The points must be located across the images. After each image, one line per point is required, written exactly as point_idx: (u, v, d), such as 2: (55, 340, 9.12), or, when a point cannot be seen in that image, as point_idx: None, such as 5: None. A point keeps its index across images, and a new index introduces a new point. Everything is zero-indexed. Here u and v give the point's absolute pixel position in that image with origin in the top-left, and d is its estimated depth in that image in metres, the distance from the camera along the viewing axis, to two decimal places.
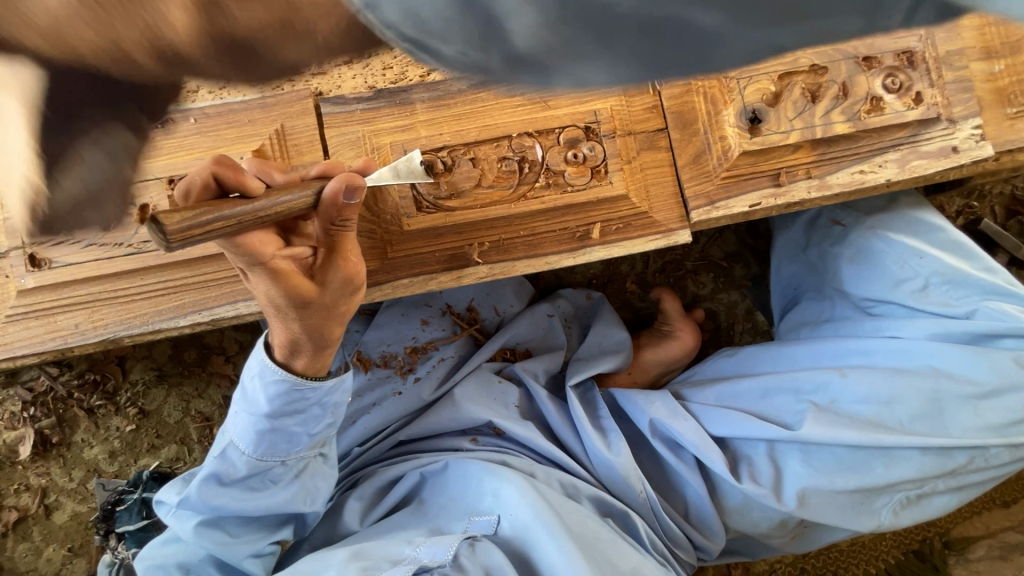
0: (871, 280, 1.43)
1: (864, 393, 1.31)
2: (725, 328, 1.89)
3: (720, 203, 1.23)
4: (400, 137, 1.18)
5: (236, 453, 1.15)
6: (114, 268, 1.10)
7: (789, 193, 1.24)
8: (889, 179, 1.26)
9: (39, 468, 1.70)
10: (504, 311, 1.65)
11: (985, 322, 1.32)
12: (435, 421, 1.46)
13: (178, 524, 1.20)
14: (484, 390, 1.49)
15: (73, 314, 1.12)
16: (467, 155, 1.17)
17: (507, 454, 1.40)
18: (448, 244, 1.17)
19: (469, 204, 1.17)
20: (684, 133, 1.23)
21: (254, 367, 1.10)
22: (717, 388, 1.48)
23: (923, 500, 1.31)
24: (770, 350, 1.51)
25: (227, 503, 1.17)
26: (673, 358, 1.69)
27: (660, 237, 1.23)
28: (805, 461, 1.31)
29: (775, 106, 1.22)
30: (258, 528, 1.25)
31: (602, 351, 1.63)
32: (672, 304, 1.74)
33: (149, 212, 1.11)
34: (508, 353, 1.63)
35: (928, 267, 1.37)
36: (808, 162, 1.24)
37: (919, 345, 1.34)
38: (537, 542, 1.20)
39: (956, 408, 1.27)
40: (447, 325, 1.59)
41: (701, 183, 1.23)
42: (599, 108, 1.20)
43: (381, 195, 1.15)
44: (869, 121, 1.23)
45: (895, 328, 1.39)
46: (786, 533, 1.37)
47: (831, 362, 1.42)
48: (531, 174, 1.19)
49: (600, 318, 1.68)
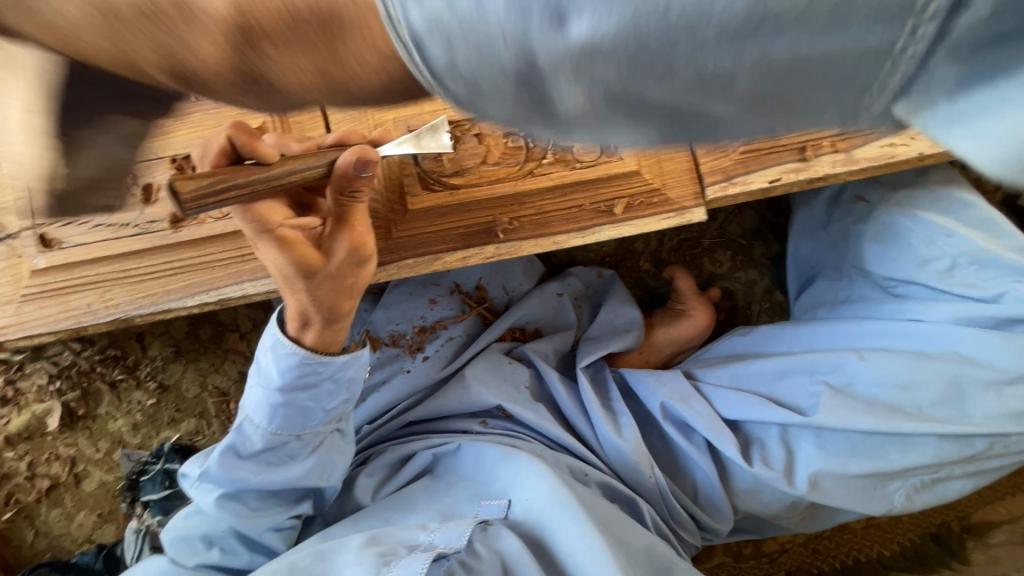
0: (895, 260, 1.36)
1: (882, 376, 1.27)
2: (742, 307, 1.83)
3: (738, 178, 1.17)
4: (403, 112, 1.14)
5: (251, 427, 1.16)
6: (123, 248, 1.11)
7: (814, 168, 1.17)
8: (921, 152, 1.18)
9: (68, 438, 1.77)
10: (513, 290, 1.63)
11: (1012, 306, 1.24)
12: (444, 403, 1.46)
13: (199, 496, 1.23)
14: (494, 372, 1.49)
15: (85, 293, 1.11)
16: (473, 131, 1.14)
17: (518, 436, 1.41)
18: (453, 223, 1.14)
19: (475, 181, 1.14)
20: None
21: (266, 342, 1.10)
22: (729, 368, 1.44)
23: (938, 484, 1.27)
24: (787, 331, 1.46)
25: (246, 477, 1.18)
26: (686, 337, 1.66)
27: (673, 215, 1.17)
28: (819, 445, 1.27)
29: None
30: (277, 501, 1.27)
31: (613, 330, 1.60)
32: (685, 283, 1.70)
33: (153, 192, 1.12)
34: (518, 334, 1.60)
35: (955, 247, 1.31)
36: (833, 135, 1.17)
37: (943, 328, 1.27)
38: (553, 527, 1.18)
39: (977, 394, 1.22)
40: (456, 304, 1.58)
41: (718, 158, 1.17)
42: None
43: (385, 172, 1.14)
44: None
45: (918, 311, 1.32)
46: (796, 514, 1.35)
47: (849, 344, 1.37)
48: (539, 149, 1.15)
49: (612, 297, 1.64)
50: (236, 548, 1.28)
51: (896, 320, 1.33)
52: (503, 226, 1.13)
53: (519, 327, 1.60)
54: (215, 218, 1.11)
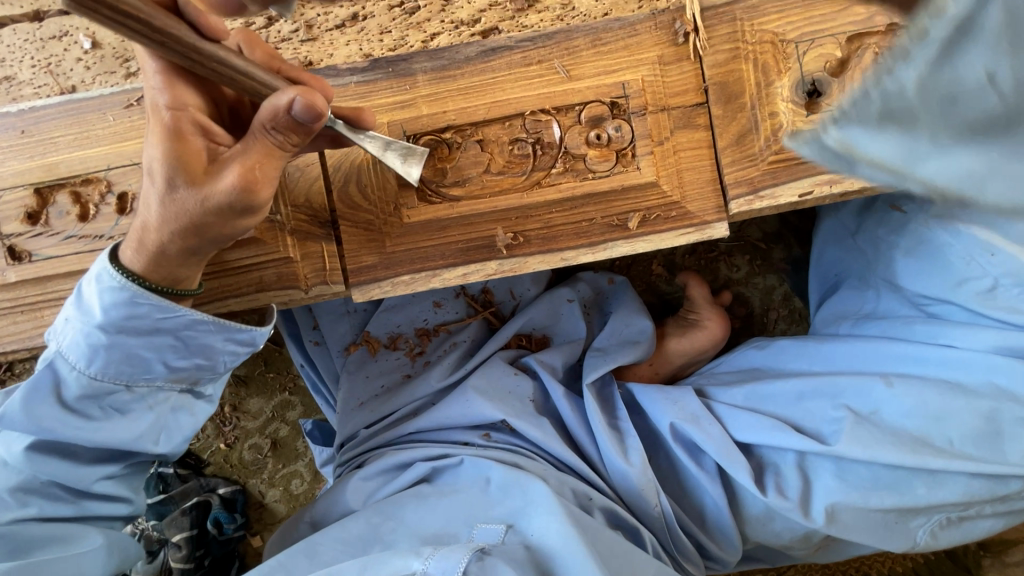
0: (931, 276, 1.27)
1: (910, 405, 1.19)
2: (759, 314, 1.74)
3: (765, 191, 1.06)
4: (398, 115, 1.04)
5: (66, 367, 0.95)
6: (96, 262, 1.02)
7: (849, 180, 1.06)
8: None
9: None
10: (520, 294, 1.53)
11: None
12: (445, 415, 1.40)
13: (6, 443, 1.00)
14: (496, 383, 1.41)
15: (61, 309, 1.04)
16: (474, 136, 1.03)
17: (520, 455, 1.33)
18: (453, 238, 1.05)
19: (476, 192, 1.04)
20: (727, 108, 1.06)
21: (94, 271, 0.93)
22: (746, 387, 1.36)
23: (965, 522, 1.19)
24: (808, 347, 1.37)
25: (10, 419, 0.97)
26: (699, 348, 1.57)
27: (693, 230, 1.07)
28: (838, 475, 1.20)
29: (840, 76, 1.02)
30: (105, 457, 1.06)
31: (622, 342, 1.51)
32: (700, 291, 1.60)
33: (129, 201, 1.02)
34: (523, 341, 1.53)
35: (999, 268, 1.19)
36: None
37: (980, 357, 1.18)
38: (561, 562, 1.11)
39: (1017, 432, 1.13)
40: (460, 309, 1.51)
41: (744, 168, 1.06)
42: (628, 80, 1.04)
43: (381, 181, 1.04)
44: None
45: (951, 335, 1.23)
46: (809, 546, 1.28)
47: (876, 366, 1.28)
48: (547, 158, 1.04)
49: (622, 306, 1.55)
50: (61, 497, 1.07)
51: (927, 344, 1.24)
52: (506, 240, 1.04)
53: (524, 334, 1.53)
54: None
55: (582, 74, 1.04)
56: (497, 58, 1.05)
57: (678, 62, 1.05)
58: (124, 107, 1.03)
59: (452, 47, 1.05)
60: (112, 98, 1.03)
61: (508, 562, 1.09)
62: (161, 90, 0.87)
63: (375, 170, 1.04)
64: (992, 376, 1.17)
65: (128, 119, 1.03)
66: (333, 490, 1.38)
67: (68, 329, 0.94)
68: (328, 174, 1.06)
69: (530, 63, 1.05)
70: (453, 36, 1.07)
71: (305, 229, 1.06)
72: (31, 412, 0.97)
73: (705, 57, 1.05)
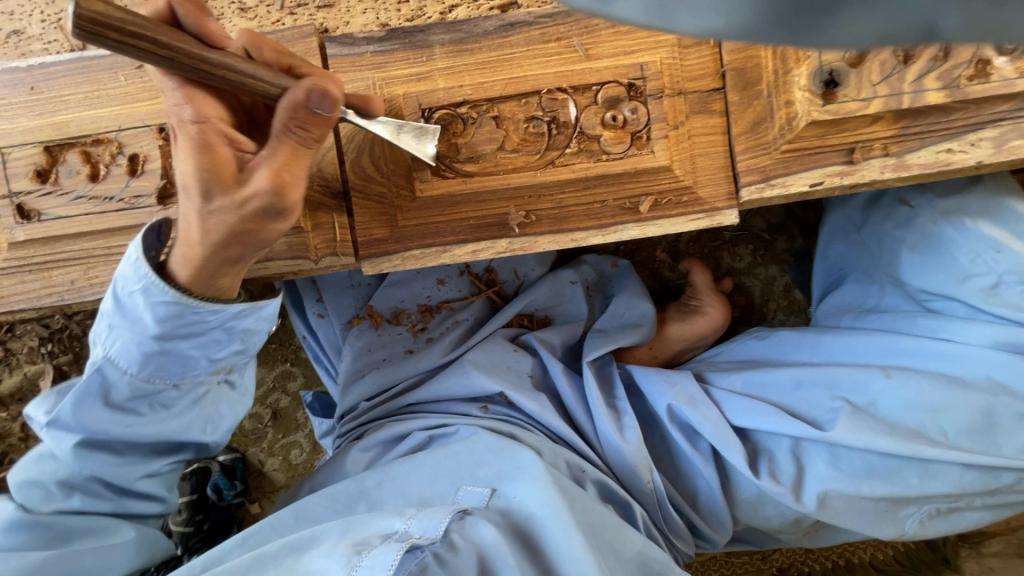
0: (935, 272, 1.27)
1: (908, 398, 1.21)
2: (758, 304, 1.76)
3: (777, 179, 1.07)
4: (414, 87, 1.03)
5: (117, 371, 0.97)
6: (106, 224, 1.02)
7: (860, 172, 1.07)
8: (981, 161, 1.07)
9: None
10: (525, 274, 1.53)
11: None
12: (447, 387, 1.41)
13: (53, 442, 1.02)
14: (496, 359, 1.43)
15: (70, 270, 1.04)
16: (490, 113, 1.03)
17: (516, 427, 1.34)
18: (465, 214, 1.05)
19: (490, 169, 1.04)
20: (743, 94, 1.06)
21: (133, 280, 0.92)
22: (743, 375, 1.39)
23: (954, 513, 1.23)
24: (808, 338, 1.41)
25: (66, 420, 1.00)
26: (698, 335, 1.58)
27: (703, 216, 1.08)
28: (831, 462, 1.23)
29: (858, 66, 1.02)
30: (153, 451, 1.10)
31: (623, 324, 1.53)
32: (702, 277, 1.61)
33: (140, 163, 1.01)
34: (526, 322, 1.55)
35: (1003, 266, 1.21)
36: (886, 136, 1.06)
37: (979, 352, 1.21)
38: (543, 529, 1.11)
39: (1014, 427, 1.16)
40: (464, 286, 1.51)
41: (757, 156, 1.07)
42: (647, 61, 1.03)
43: (394, 153, 1.04)
44: (969, 90, 1.03)
45: (952, 330, 1.25)
46: (799, 530, 1.33)
47: (876, 358, 1.31)
48: (562, 137, 1.04)
49: (624, 290, 1.56)
50: (102, 493, 1.10)
51: (926, 337, 1.27)
52: (518, 219, 1.05)
53: (526, 314, 1.55)
54: None
55: (601, 53, 1.04)
56: (515, 33, 1.04)
57: (697, 45, 1.05)
58: (135, 67, 1.02)
59: (470, 20, 1.04)
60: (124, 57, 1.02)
61: (490, 524, 1.10)
62: (182, 104, 0.86)
63: (390, 143, 1.03)
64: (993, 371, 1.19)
65: (139, 80, 1.02)
66: (333, 458, 1.40)
67: (117, 336, 0.95)
68: (341, 145, 1.05)
69: (548, 40, 1.04)
70: (472, 8, 1.04)
71: (317, 199, 1.06)
72: (83, 416, 1.00)
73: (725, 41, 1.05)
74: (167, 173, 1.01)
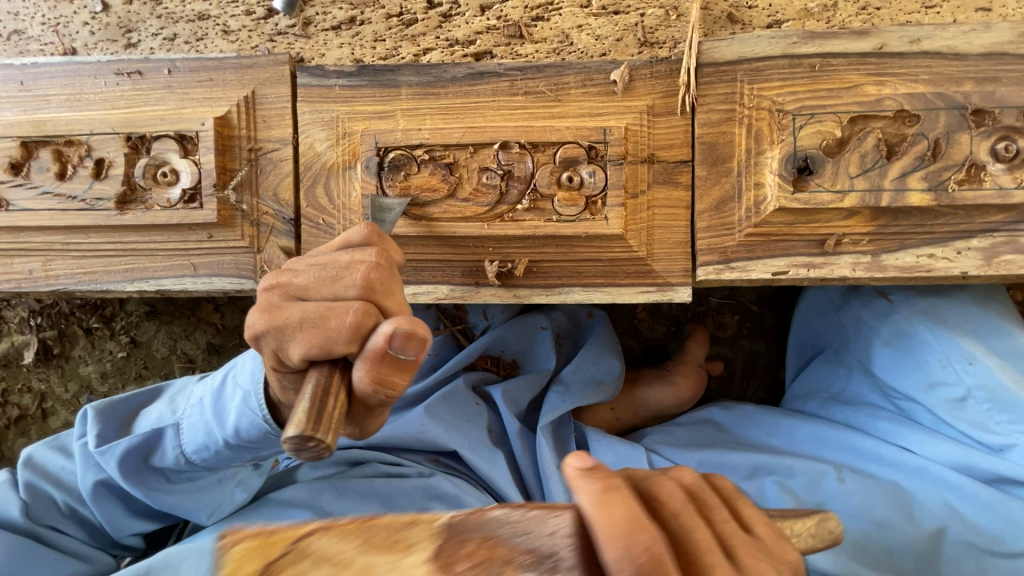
0: (905, 373, 1.19)
1: (855, 501, 1.15)
2: (738, 378, 1.55)
3: (737, 263, 1.02)
4: (375, 125, 1.03)
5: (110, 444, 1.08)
6: (66, 221, 1.05)
7: (829, 267, 1.00)
8: (966, 272, 0.99)
9: (41, 373, 1.78)
10: (493, 316, 1.39)
11: (1017, 466, 1.09)
12: (395, 436, 1.27)
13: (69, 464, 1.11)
14: (458, 413, 1.31)
15: (29, 259, 1.08)
16: (445, 158, 1.02)
17: (465, 481, 1.25)
18: (409, 256, 1.04)
19: (439, 217, 1.02)
20: (711, 170, 1.01)
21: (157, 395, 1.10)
22: (701, 456, 1.27)
23: None
24: (769, 418, 1.34)
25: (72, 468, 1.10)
26: (666, 407, 1.45)
27: (654, 290, 1.04)
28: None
29: (835, 156, 0.97)
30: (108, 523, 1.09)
31: (588, 381, 1.37)
32: (700, 351, 1.46)
33: (105, 167, 1.05)
34: (489, 365, 1.41)
35: (975, 379, 1.10)
36: (861, 232, 0.99)
37: (934, 468, 1.15)
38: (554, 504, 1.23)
39: (955, 554, 1.08)
40: (429, 321, 1.38)
41: (719, 236, 1.01)
42: (611, 126, 1.00)
43: (346, 188, 1.04)
44: (958, 195, 0.96)
45: (910, 439, 1.20)
46: None
47: (802, 447, 1.29)
48: (515, 192, 1.02)
49: (595, 345, 1.41)
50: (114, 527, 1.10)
51: (886, 442, 1.22)
52: (496, 270, 1.03)
53: (492, 358, 1.41)
54: (160, 208, 1.05)
55: (566, 112, 1.02)
56: (483, 83, 1.02)
57: (667, 114, 1.02)
58: (116, 77, 1.06)
59: (441, 65, 1.03)
60: (107, 65, 1.06)
61: None
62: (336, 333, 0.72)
63: (344, 177, 1.04)
64: (942, 488, 1.14)
65: (119, 88, 1.06)
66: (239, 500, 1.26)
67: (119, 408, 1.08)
68: (299, 172, 1.06)
69: (516, 92, 1.02)
70: (445, 53, 1.06)
71: (267, 221, 1.06)
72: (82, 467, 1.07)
73: (698, 113, 1.01)
74: (128, 179, 1.05)
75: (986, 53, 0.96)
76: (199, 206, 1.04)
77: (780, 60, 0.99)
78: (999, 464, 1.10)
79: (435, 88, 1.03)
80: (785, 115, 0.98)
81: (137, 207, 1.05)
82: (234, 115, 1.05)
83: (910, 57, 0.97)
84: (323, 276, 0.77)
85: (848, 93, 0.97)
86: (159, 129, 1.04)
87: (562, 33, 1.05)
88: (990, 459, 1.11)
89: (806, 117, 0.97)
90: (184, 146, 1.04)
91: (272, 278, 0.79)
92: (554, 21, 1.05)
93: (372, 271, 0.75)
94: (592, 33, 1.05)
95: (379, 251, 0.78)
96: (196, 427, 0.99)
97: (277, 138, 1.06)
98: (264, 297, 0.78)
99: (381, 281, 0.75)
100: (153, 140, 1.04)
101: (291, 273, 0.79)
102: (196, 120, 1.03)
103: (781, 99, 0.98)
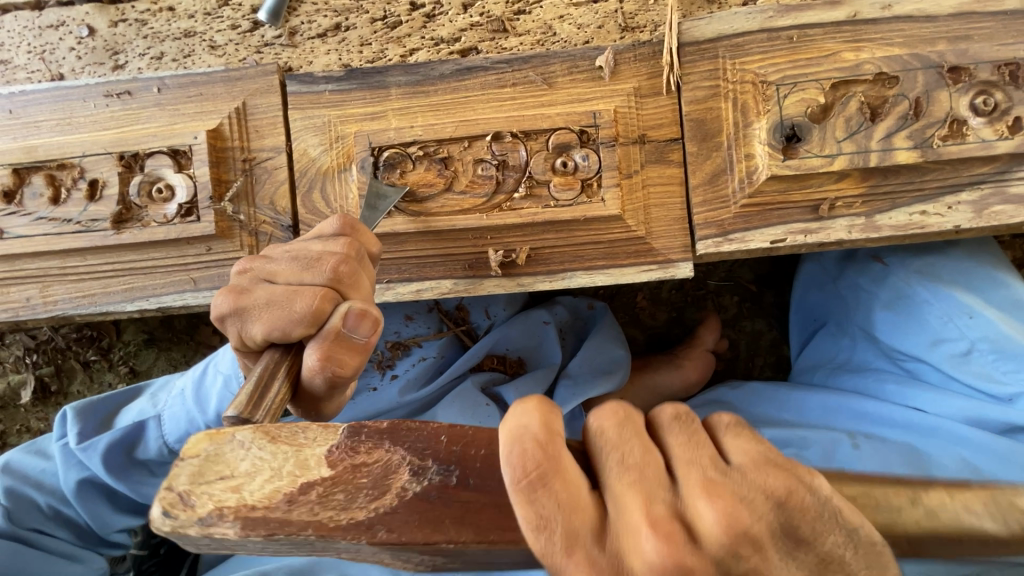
0: (908, 333, 1.20)
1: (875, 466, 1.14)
2: (743, 359, 1.56)
3: (735, 234, 1.03)
4: (367, 127, 1.04)
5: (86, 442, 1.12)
6: (63, 245, 1.05)
7: (825, 231, 1.02)
8: (959, 226, 1.01)
9: (39, 412, 1.75)
10: (496, 315, 1.40)
11: None
12: None
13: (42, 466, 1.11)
14: (468, 415, 1.28)
15: (27, 286, 1.07)
16: (439, 153, 1.03)
17: None
18: (410, 253, 1.05)
19: (437, 211, 1.03)
20: (702, 146, 1.03)
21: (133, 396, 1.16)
22: None
23: None
24: (779, 394, 1.34)
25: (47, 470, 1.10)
26: (674, 393, 1.45)
27: (656, 268, 1.04)
28: None
29: (821, 123, 1.00)
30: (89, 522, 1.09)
31: (596, 372, 1.37)
32: (711, 338, 1.47)
33: (99, 188, 1.05)
34: (495, 364, 1.39)
35: (978, 332, 1.12)
36: (852, 195, 1.01)
37: (949, 425, 1.15)
38: None
39: None
40: (432, 324, 1.38)
41: (715, 209, 1.03)
42: (600, 110, 1.02)
43: (342, 190, 1.04)
44: (943, 151, 0.98)
45: (921, 399, 1.20)
46: None
47: (814, 419, 1.29)
48: (510, 181, 1.03)
49: (600, 334, 1.41)
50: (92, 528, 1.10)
51: (897, 405, 1.22)
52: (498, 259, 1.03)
53: (498, 356, 1.40)
54: (157, 224, 1.05)
55: (555, 99, 1.03)
56: (471, 77, 1.04)
57: (654, 95, 1.04)
58: (105, 99, 1.06)
59: (428, 63, 1.05)
60: (96, 88, 1.06)
61: None
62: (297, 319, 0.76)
63: (339, 179, 1.05)
64: (958, 444, 1.14)
65: (108, 109, 1.06)
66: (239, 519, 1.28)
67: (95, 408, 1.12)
68: (294, 179, 1.06)
69: (504, 84, 1.04)
70: (431, 52, 1.08)
71: (265, 229, 1.06)
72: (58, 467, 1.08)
73: (684, 91, 1.03)
74: (123, 198, 1.05)
75: (955, 13, 0.99)
76: (196, 219, 1.04)
77: (759, 35, 1.01)
78: (1011, 414, 1.10)
79: (424, 86, 1.04)
80: (769, 87, 1.00)
81: (133, 225, 1.05)
82: (226, 127, 1.05)
83: (883, 23, 1.00)
84: (296, 262, 0.80)
85: (828, 60, 0.99)
86: (152, 146, 1.04)
87: (544, 24, 1.07)
88: (1003, 410, 1.11)
89: (789, 86, 0.99)
90: (177, 161, 1.05)
91: (248, 261, 0.83)
92: (536, 14, 1.07)
93: (342, 263, 0.79)
94: (574, 23, 1.08)
95: (353, 245, 0.81)
96: (178, 417, 1.07)
97: (270, 147, 1.06)
98: (238, 280, 0.82)
99: (350, 274, 0.79)
100: (146, 158, 1.05)
101: (266, 260, 0.82)
102: (188, 134, 1.04)
103: (763, 72, 1.00)
